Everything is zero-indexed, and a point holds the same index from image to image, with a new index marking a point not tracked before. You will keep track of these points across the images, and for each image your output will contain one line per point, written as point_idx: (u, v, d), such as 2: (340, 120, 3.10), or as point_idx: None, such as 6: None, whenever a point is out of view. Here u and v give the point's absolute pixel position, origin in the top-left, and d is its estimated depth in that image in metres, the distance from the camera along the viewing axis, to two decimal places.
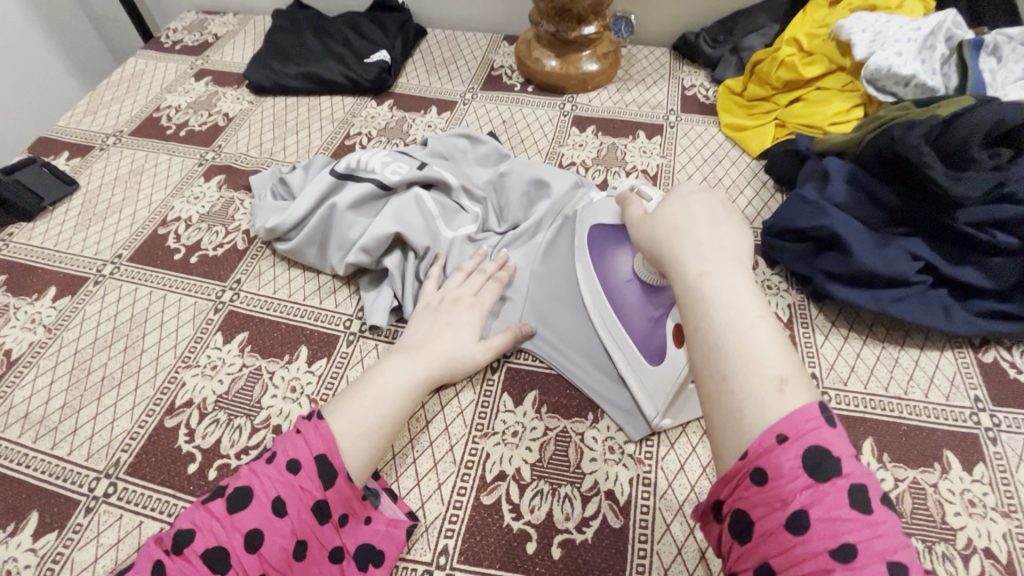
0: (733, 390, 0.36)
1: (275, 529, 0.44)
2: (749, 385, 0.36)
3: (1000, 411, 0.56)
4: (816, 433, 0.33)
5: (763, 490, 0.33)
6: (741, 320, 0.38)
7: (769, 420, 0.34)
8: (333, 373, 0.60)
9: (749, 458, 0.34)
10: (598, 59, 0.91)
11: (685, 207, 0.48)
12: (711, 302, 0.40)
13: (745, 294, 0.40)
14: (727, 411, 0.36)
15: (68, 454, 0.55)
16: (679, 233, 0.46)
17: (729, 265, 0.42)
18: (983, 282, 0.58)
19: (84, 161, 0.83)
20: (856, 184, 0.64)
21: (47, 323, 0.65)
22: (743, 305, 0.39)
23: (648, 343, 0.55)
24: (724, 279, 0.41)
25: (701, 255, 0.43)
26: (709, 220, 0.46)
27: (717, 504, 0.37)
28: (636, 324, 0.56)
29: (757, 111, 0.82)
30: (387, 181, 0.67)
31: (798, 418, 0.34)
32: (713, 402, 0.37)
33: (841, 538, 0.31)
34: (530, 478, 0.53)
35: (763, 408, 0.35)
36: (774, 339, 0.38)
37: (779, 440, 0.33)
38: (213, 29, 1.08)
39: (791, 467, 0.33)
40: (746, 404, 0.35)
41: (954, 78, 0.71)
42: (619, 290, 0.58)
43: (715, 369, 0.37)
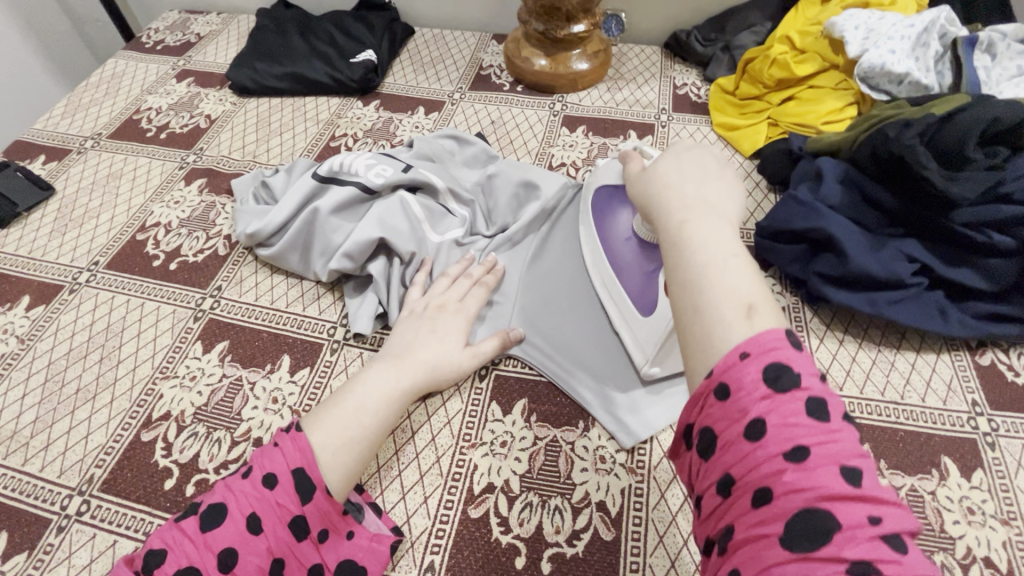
0: (705, 318, 0.36)
1: (249, 548, 0.42)
2: (720, 312, 0.35)
3: (998, 415, 0.55)
4: (780, 351, 0.33)
5: (724, 403, 0.32)
6: (719, 257, 0.38)
7: (734, 343, 0.34)
8: (317, 383, 0.58)
9: (713, 376, 0.33)
10: (588, 58, 0.89)
11: (676, 163, 0.47)
12: (691, 244, 0.39)
13: (725, 236, 0.40)
14: (697, 337, 0.36)
15: (39, 471, 0.53)
16: (666, 186, 0.45)
17: (714, 213, 0.41)
18: (980, 283, 0.57)
19: (61, 166, 0.80)
20: (851, 184, 0.62)
21: (20, 333, 0.62)
22: (722, 244, 0.39)
23: (643, 295, 0.58)
24: (707, 224, 0.40)
25: (685, 204, 0.43)
26: (698, 172, 0.45)
27: (683, 427, 0.36)
28: (631, 277, 0.59)
29: (749, 111, 0.81)
30: (371, 184, 0.66)
31: (764, 339, 0.33)
32: (684, 333, 0.37)
33: (795, 442, 0.30)
34: (519, 490, 0.51)
35: (729, 332, 0.34)
36: (750, 276, 0.37)
37: (742, 356, 0.33)
38: (196, 29, 1.06)
39: (752, 379, 0.32)
40: (714, 331, 0.35)
41: (948, 76, 0.70)
42: (616, 246, 0.60)
43: (687, 301, 0.37)
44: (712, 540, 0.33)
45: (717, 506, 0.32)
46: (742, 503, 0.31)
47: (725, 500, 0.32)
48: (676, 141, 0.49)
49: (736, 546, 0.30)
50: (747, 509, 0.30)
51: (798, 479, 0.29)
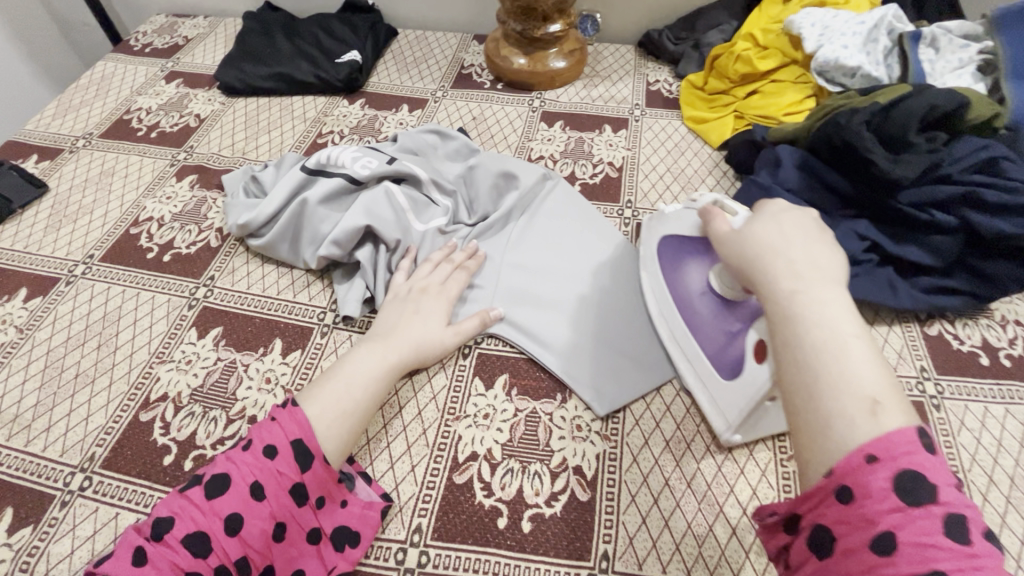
0: (821, 408, 0.35)
1: (254, 513, 0.45)
2: (839, 403, 0.34)
3: (944, 379, 0.60)
4: (914, 457, 0.32)
5: (847, 507, 0.33)
6: (837, 338, 0.36)
7: (859, 441, 0.33)
8: (308, 363, 0.61)
9: (834, 476, 0.33)
10: (565, 57, 0.93)
11: (775, 225, 0.45)
12: (803, 322, 0.38)
13: (842, 312, 0.38)
14: (813, 428, 0.35)
15: (42, 451, 0.55)
16: (768, 247, 0.44)
17: (824, 280, 0.40)
18: (927, 259, 0.62)
19: (53, 164, 0.83)
20: (807, 170, 0.67)
21: (18, 323, 0.65)
22: (839, 322, 0.37)
23: (721, 356, 0.55)
24: (821, 295, 0.38)
25: (793, 270, 0.41)
26: (796, 232, 0.44)
27: (795, 517, 0.37)
28: (708, 334, 0.56)
29: (717, 104, 0.85)
30: (357, 176, 0.69)
31: (895, 441, 0.32)
32: (799, 421, 0.36)
33: (931, 565, 0.29)
34: (501, 458, 0.55)
35: (852, 431, 0.33)
36: (874, 361, 0.35)
37: (869, 460, 0.32)
38: (183, 32, 1.08)
39: (880, 487, 0.31)
40: (833, 424, 0.34)
41: (896, 69, 0.75)
42: (690, 301, 0.59)
43: (802, 390, 0.36)
44: None
45: None
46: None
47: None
48: (770, 203, 0.48)
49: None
50: None
51: None
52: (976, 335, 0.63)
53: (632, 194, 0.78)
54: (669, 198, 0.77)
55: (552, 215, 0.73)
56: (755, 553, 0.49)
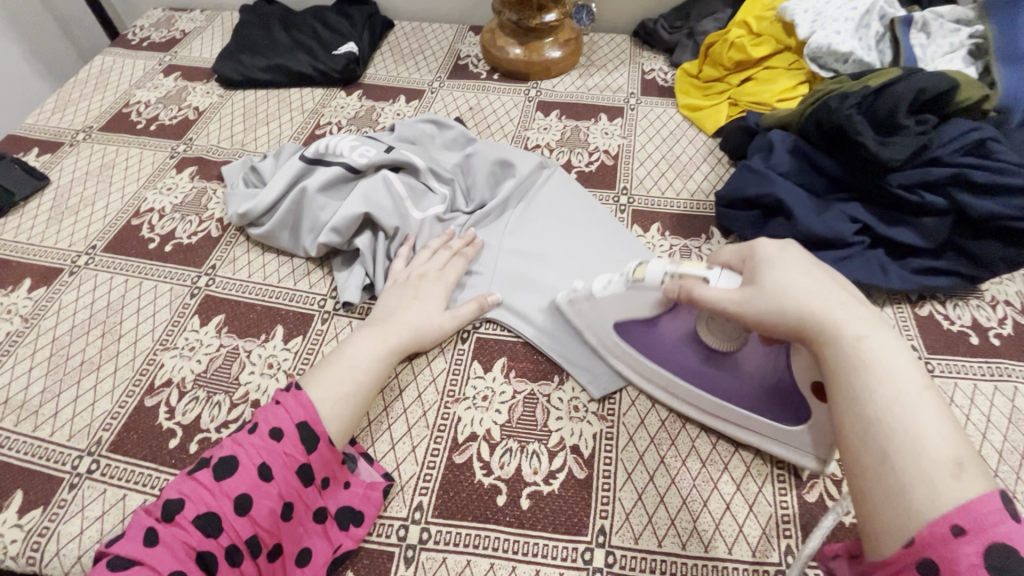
0: (899, 467, 0.35)
1: (262, 493, 0.46)
2: (919, 464, 0.34)
3: (934, 358, 0.61)
4: (1002, 527, 0.31)
5: None
6: (903, 392, 0.37)
7: (945, 504, 0.33)
8: (309, 349, 0.62)
9: (916, 545, 0.32)
10: (560, 46, 0.94)
11: (809, 267, 0.46)
12: (872, 374, 0.39)
13: (905, 363, 0.39)
14: (892, 488, 0.35)
15: (50, 435, 0.56)
16: (811, 292, 0.44)
17: (878, 330, 0.41)
18: (917, 240, 0.63)
19: (54, 157, 0.83)
20: (799, 154, 0.68)
21: (24, 313, 0.66)
22: (904, 375, 0.38)
23: (782, 407, 0.52)
24: (881, 348, 0.40)
25: (850, 319, 0.42)
26: (830, 278, 0.45)
27: None
28: (746, 393, 0.53)
29: (711, 92, 0.86)
30: (356, 164, 0.70)
31: (978, 509, 0.32)
32: (874, 480, 0.36)
33: None
34: (500, 438, 0.56)
35: (937, 491, 0.33)
36: (942, 416, 0.36)
37: (956, 532, 0.31)
38: (181, 26, 1.09)
39: (970, 563, 0.30)
40: (913, 485, 0.34)
41: (888, 54, 0.76)
42: (704, 371, 0.55)
43: (874, 445, 0.36)
44: None
45: None
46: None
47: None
48: (765, 248, 0.48)
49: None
50: None
51: None
52: (966, 316, 0.64)
53: (627, 181, 0.79)
54: (664, 185, 0.78)
55: (548, 202, 0.74)
56: (749, 527, 0.50)
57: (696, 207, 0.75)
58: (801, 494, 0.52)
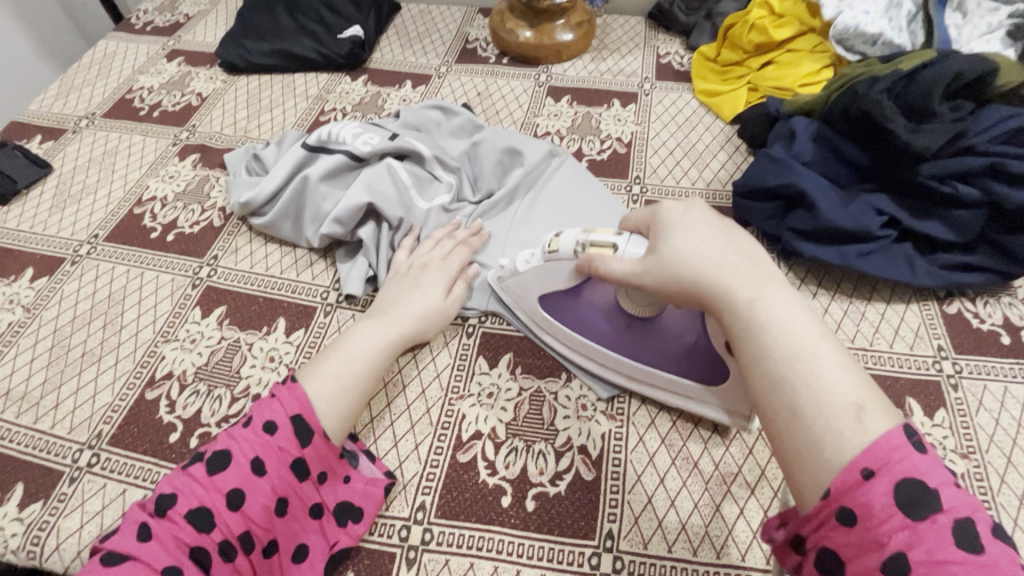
0: (807, 422, 0.35)
1: (256, 489, 0.45)
2: (825, 416, 0.35)
3: (962, 358, 0.58)
4: (906, 461, 0.32)
5: (852, 529, 0.32)
6: (803, 346, 0.37)
7: (852, 453, 0.33)
8: (312, 342, 0.61)
9: (832, 497, 0.33)
10: (572, 29, 0.90)
11: (699, 228, 0.45)
12: (772, 332, 0.38)
13: (801, 316, 0.39)
14: (804, 444, 0.35)
15: (51, 428, 0.56)
16: (705, 256, 0.43)
17: (772, 285, 0.41)
18: (947, 234, 0.60)
19: (57, 145, 0.82)
20: (824, 143, 0.64)
21: (25, 303, 0.65)
22: (801, 328, 0.38)
23: (701, 371, 0.52)
24: (778, 303, 0.40)
25: (744, 279, 0.41)
26: (722, 236, 0.45)
27: (794, 535, 0.36)
28: (667, 358, 0.53)
29: (730, 76, 0.83)
30: (359, 152, 0.68)
31: (883, 449, 0.32)
32: (789, 439, 0.36)
33: None
34: (505, 436, 0.54)
35: (842, 439, 0.34)
36: (842, 363, 0.37)
37: (865, 476, 0.32)
38: (185, 10, 1.06)
39: (883, 504, 0.31)
40: (822, 439, 0.34)
41: (920, 36, 0.71)
42: (623, 339, 0.55)
43: (784, 404, 0.37)
44: None
45: None
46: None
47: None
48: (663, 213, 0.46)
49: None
50: None
51: None
52: (997, 314, 0.61)
53: (640, 170, 0.76)
54: (679, 175, 0.75)
55: (557, 192, 0.71)
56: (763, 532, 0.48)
57: (712, 198, 0.72)
58: None
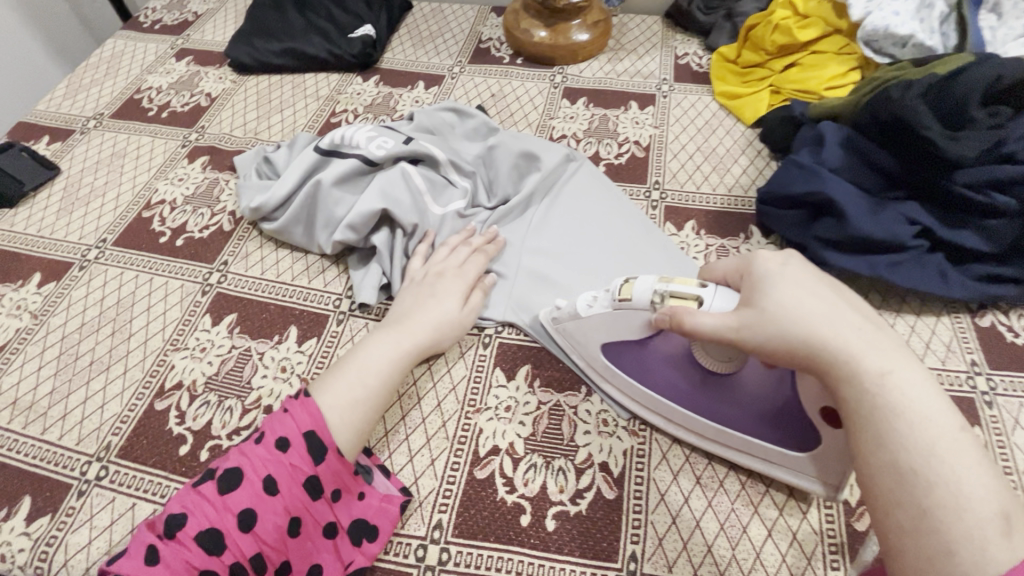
0: (940, 527, 0.31)
1: (267, 508, 0.44)
2: (964, 525, 0.31)
3: (996, 374, 0.56)
4: None
5: None
6: (937, 438, 0.33)
7: (996, 572, 0.29)
8: (324, 352, 0.59)
9: None
10: (588, 29, 0.88)
11: (810, 283, 0.40)
12: (903, 418, 0.34)
13: (933, 398, 0.35)
14: (934, 552, 0.31)
15: (58, 439, 0.54)
16: (821, 316, 0.38)
17: (900, 358, 0.37)
18: (982, 245, 0.57)
19: (65, 145, 0.81)
20: (853, 149, 0.62)
21: (33, 309, 0.64)
22: (935, 415, 0.34)
23: (785, 433, 0.47)
24: (906, 381, 0.36)
25: (867, 347, 0.37)
26: (836, 294, 0.40)
27: None
28: (747, 419, 0.48)
29: (751, 78, 0.80)
30: (373, 156, 0.66)
31: None
32: (912, 541, 0.32)
33: None
34: (524, 452, 0.53)
35: (986, 555, 0.30)
36: (981, 465, 0.33)
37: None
38: (193, 8, 1.05)
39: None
40: (958, 551, 0.30)
41: (952, 38, 0.69)
42: (696, 395, 0.50)
43: (911, 502, 0.32)
44: None
45: None
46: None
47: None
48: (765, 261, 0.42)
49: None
50: None
51: None
52: None
53: (660, 175, 0.74)
54: (699, 180, 0.73)
55: (575, 197, 0.69)
56: (793, 557, 0.46)
57: (734, 204, 0.70)
58: (849, 522, 0.47)
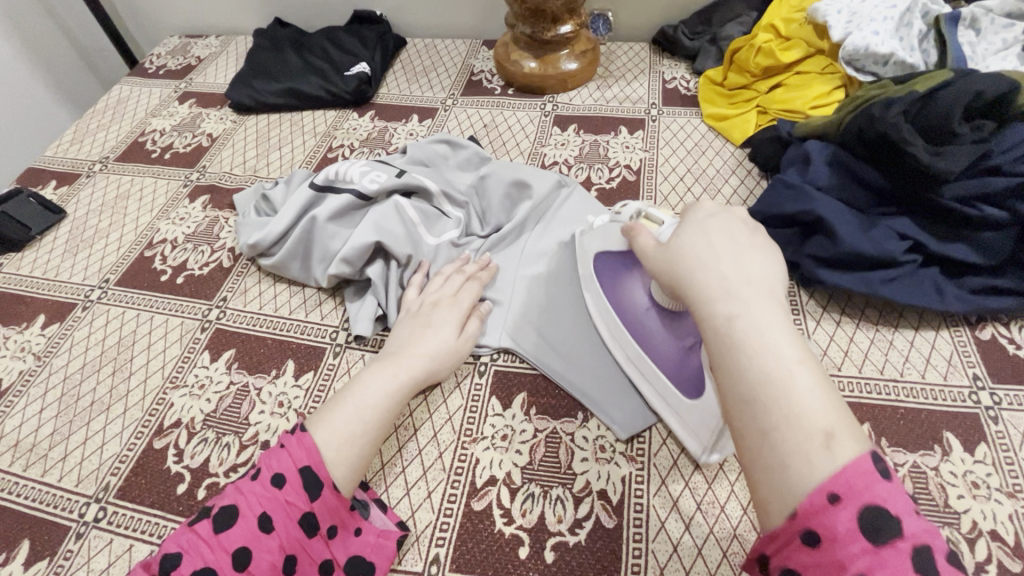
0: (775, 447, 0.33)
1: (262, 546, 0.43)
2: (794, 441, 0.33)
3: (1000, 388, 0.55)
4: (874, 489, 0.30)
5: (816, 551, 0.30)
6: (779, 367, 0.35)
7: (819, 479, 0.31)
8: (321, 386, 0.59)
9: (797, 520, 0.31)
10: (577, 58, 0.90)
11: (702, 236, 0.44)
12: (744, 353, 0.36)
13: (785, 335, 0.36)
14: (771, 467, 0.33)
15: (58, 481, 0.55)
16: (699, 264, 0.42)
17: (762, 300, 0.38)
18: (973, 257, 0.57)
19: (71, 190, 0.83)
20: (839, 166, 0.63)
21: (37, 350, 0.65)
22: (782, 349, 0.35)
23: (681, 374, 0.52)
24: (760, 319, 0.37)
25: (729, 292, 0.39)
26: (727, 245, 0.42)
27: (759, 557, 0.34)
28: (663, 351, 0.54)
29: (738, 100, 0.82)
30: (366, 191, 0.67)
31: (852, 474, 0.31)
32: (754, 463, 0.34)
33: None
34: (521, 482, 0.52)
35: (809, 467, 0.32)
36: (819, 388, 0.34)
37: (831, 501, 0.31)
38: (196, 52, 1.09)
39: (846, 529, 0.30)
40: (788, 464, 0.32)
41: (933, 54, 0.71)
42: (639, 319, 0.55)
43: (752, 425, 0.34)
44: None
45: None
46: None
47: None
48: (700, 206, 0.47)
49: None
50: None
51: None
52: None
53: (651, 198, 0.74)
54: (690, 201, 0.73)
55: (567, 223, 0.70)
56: None
57: None
58: None
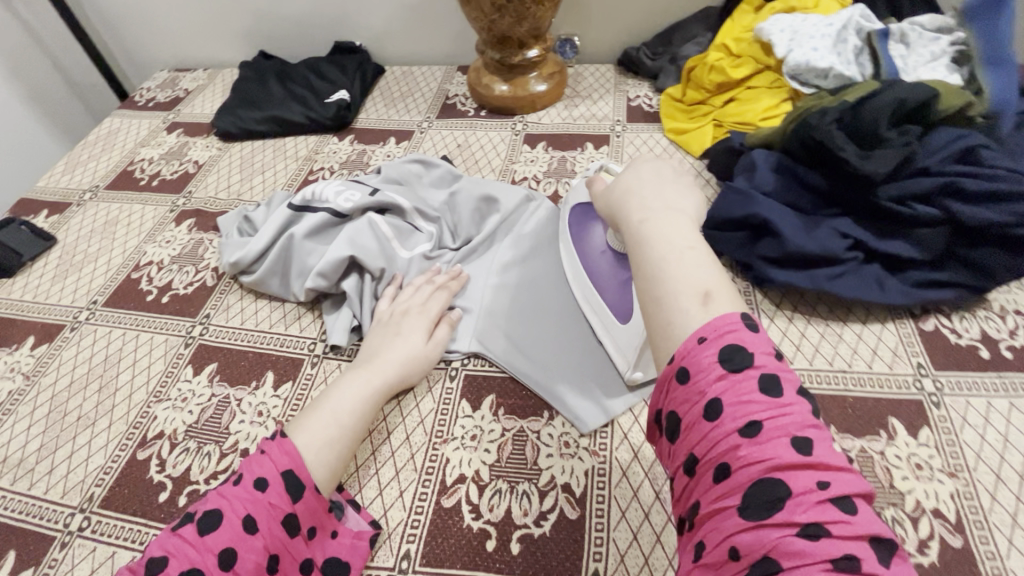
0: (665, 309, 0.39)
1: (248, 546, 0.44)
2: (678, 301, 0.38)
3: (942, 375, 0.58)
4: (739, 333, 0.35)
5: (685, 386, 0.35)
6: (674, 251, 0.41)
7: (695, 327, 0.37)
8: (299, 395, 0.62)
9: (676, 361, 0.36)
10: (545, 80, 0.96)
11: (634, 172, 0.50)
12: (649, 247, 0.42)
13: (686, 232, 0.42)
14: (661, 326, 0.39)
15: (45, 493, 0.57)
16: (625, 191, 0.48)
17: (671, 211, 0.44)
18: (911, 252, 0.61)
19: (62, 218, 0.87)
20: (785, 172, 0.67)
21: (26, 370, 0.68)
22: (679, 240, 0.42)
23: (620, 301, 0.61)
24: (666, 222, 0.43)
25: (644, 206, 0.46)
26: (652, 176, 0.49)
27: (655, 413, 0.38)
28: (607, 284, 0.62)
29: (696, 114, 0.87)
30: (341, 209, 0.71)
31: (720, 323, 0.36)
32: (651, 326, 0.40)
33: (750, 417, 0.32)
34: (489, 479, 0.55)
35: (688, 317, 0.37)
36: (707, 267, 0.40)
37: (700, 341, 0.36)
38: (185, 85, 1.14)
39: (708, 361, 0.34)
40: (673, 320, 0.38)
41: (869, 67, 0.75)
42: (593, 260, 0.64)
43: (650, 296, 0.40)
44: (686, 516, 0.36)
45: (687, 484, 0.35)
46: (706, 481, 0.33)
47: (692, 479, 0.35)
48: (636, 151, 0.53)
49: (704, 518, 0.33)
50: (708, 484, 0.33)
51: (752, 452, 0.32)
52: (974, 328, 0.61)
53: None
54: None
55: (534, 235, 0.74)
56: None
57: None
58: None
